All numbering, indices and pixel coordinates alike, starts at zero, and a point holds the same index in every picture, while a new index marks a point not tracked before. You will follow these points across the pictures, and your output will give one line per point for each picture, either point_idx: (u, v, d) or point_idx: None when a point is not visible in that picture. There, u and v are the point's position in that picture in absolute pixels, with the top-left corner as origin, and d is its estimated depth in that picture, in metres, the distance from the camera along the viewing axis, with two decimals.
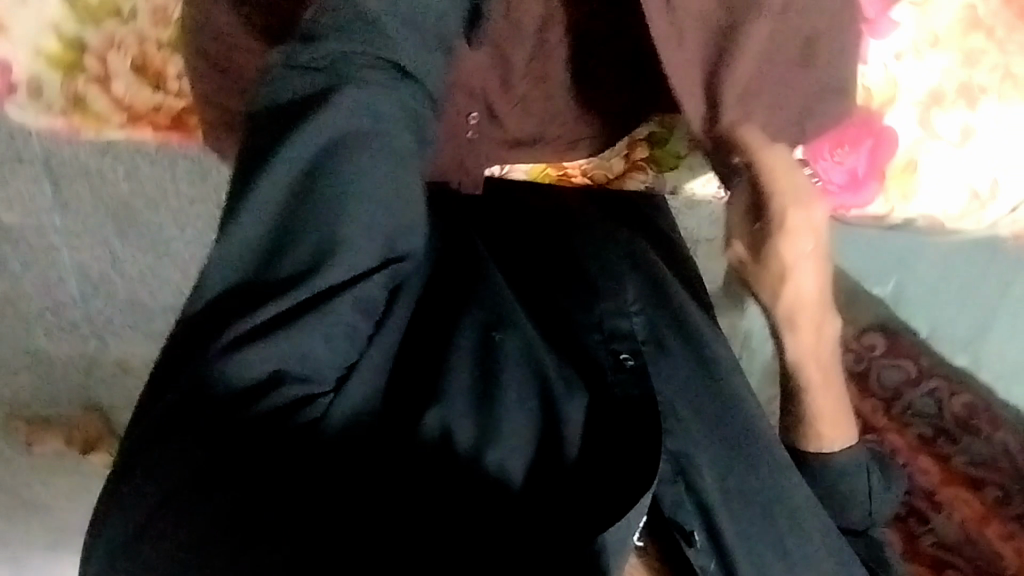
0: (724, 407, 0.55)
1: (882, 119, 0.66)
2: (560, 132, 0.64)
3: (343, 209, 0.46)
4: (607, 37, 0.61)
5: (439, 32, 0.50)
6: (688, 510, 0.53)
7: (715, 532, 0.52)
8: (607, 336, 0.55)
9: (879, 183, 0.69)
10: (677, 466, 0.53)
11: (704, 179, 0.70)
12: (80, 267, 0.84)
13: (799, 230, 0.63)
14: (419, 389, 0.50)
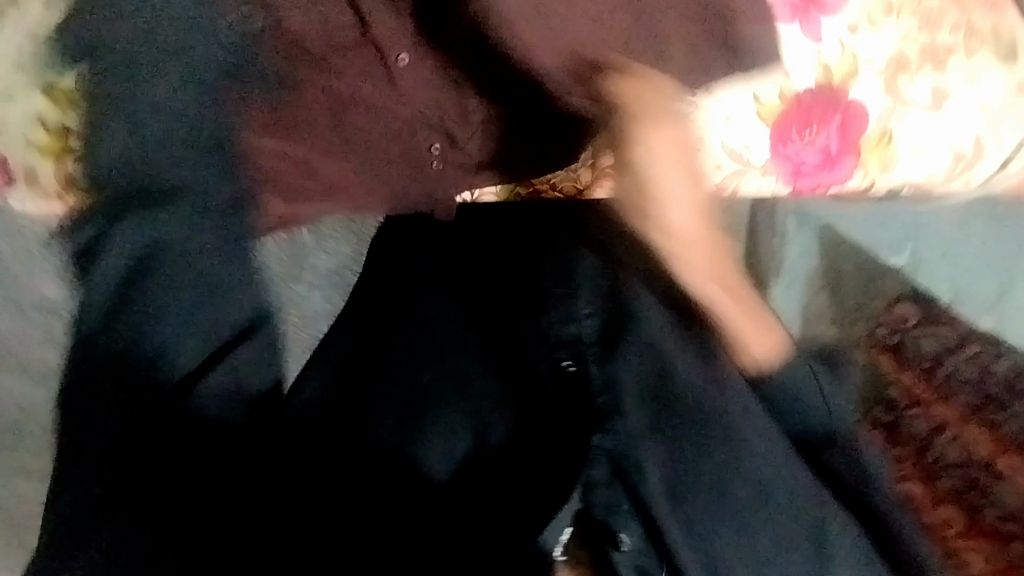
0: (690, 396, 0.51)
1: (847, 94, 0.64)
2: (524, 147, 0.62)
3: (157, 320, 0.53)
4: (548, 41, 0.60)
5: (196, 125, 0.54)
6: (623, 511, 0.51)
7: (656, 534, 0.50)
8: (552, 344, 0.55)
9: (855, 158, 0.67)
10: (614, 464, 0.51)
11: None
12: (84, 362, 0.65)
13: (666, 124, 0.55)
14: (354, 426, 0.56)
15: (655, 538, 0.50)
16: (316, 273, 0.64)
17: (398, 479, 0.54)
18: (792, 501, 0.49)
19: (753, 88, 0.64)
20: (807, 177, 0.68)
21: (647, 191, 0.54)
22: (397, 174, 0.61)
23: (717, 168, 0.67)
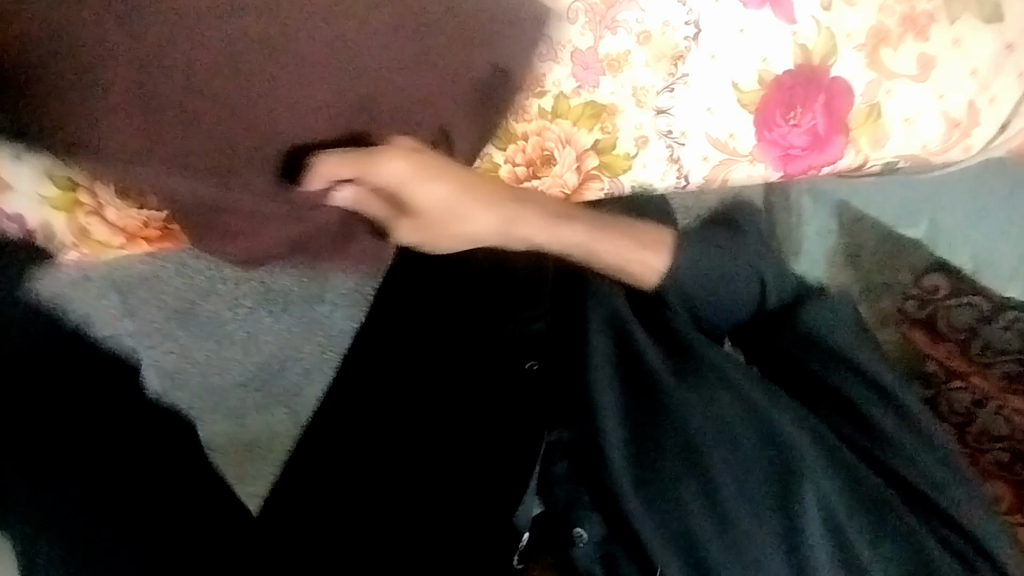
0: (644, 378, 0.60)
1: (829, 73, 0.63)
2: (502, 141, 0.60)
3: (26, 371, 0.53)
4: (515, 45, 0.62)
5: None
6: (584, 504, 0.60)
7: (617, 518, 0.57)
8: (516, 344, 0.61)
9: (845, 136, 0.66)
10: (570, 455, 0.60)
11: (662, 171, 0.68)
12: None
13: (403, 178, 0.54)
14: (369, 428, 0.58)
15: (613, 519, 0.58)
16: (337, 294, 0.61)
17: (415, 474, 0.57)
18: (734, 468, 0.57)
19: (731, 76, 0.64)
20: (795, 161, 0.67)
21: (438, 212, 0.56)
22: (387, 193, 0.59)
23: (703, 159, 0.68)
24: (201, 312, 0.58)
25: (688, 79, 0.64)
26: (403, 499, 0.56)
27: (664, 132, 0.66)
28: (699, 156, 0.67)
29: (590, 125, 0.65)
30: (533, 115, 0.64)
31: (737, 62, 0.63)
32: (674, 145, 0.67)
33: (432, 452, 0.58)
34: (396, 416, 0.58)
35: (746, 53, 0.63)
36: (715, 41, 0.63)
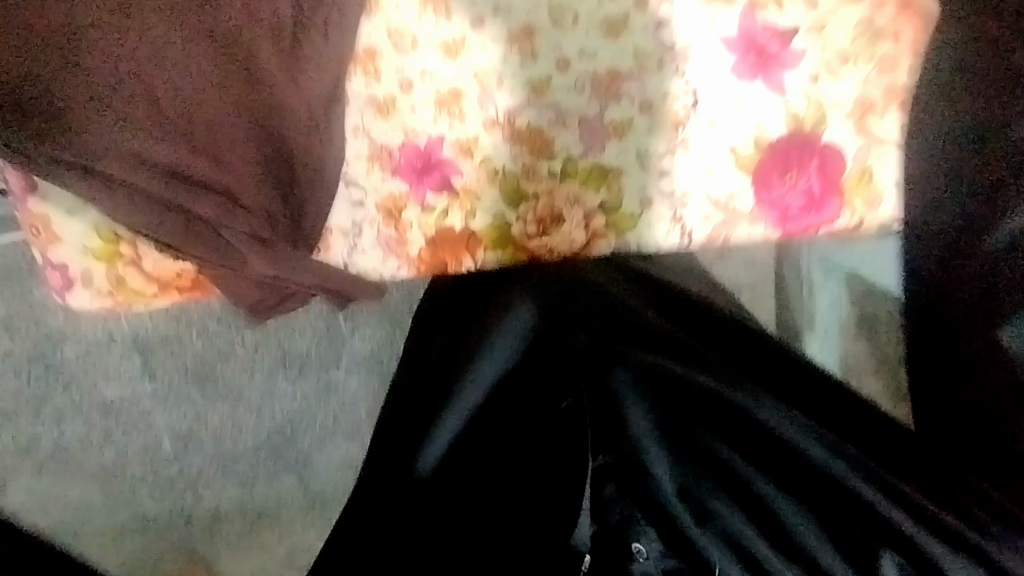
0: (680, 407, 0.69)
1: (821, 138, 0.67)
2: (470, 197, 0.72)
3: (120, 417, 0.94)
4: (520, 116, 0.69)
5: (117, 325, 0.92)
6: (639, 521, 0.71)
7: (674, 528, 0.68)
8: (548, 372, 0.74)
9: (840, 198, 0.69)
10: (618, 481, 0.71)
11: (666, 230, 0.72)
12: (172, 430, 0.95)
13: None
14: (450, 468, 0.73)
15: (667, 537, 0.69)
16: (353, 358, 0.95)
17: (489, 496, 0.72)
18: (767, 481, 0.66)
19: (728, 140, 0.68)
20: (794, 220, 0.70)
21: None
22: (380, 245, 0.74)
23: (704, 218, 0.71)
24: (218, 377, 0.94)
25: (687, 144, 0.69)
26: (490, 514, 0.72)
27: (667, 193, 0.71)
28: (701, 216, 0.71)
29: (597, 186, 0.71)
30: (544, 176, 0.71)
31: (733, 127, 0.68)
32: (676, 206, 0.71)
33: (500, 474, 0.72)
34: (455, 455, 0.73)
35: (743, 120, 0.68)
36: (712, 108, 0.68)
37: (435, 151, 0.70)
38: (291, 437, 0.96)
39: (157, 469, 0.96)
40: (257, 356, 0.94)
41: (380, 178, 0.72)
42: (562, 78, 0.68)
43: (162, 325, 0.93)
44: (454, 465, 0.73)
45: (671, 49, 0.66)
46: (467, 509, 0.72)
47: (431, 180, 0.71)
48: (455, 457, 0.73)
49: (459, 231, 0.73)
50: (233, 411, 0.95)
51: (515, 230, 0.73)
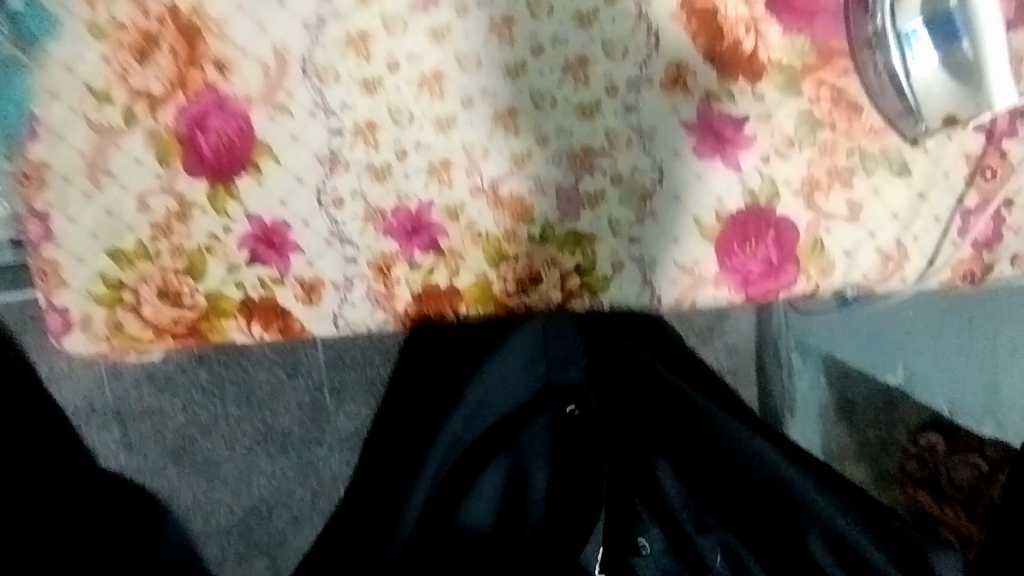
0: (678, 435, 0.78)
1: (775, 212, 0.75)
2: (456, 257, 0.78)
3: None
4: (502, 184, 0.76)
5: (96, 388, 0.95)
6: (645, 521, 0.75)
7: (675, 531, 0.74)
8: (558, 396, 0.81)
9: (796, 264, 0.75)
10: (625, 482, 0.77)
11: (636, 292, 0.77)
12: None
13: None
14: (468, 480, 0.80)
15: (671, 535, 0.75)
16: (334, 430, 1.00)
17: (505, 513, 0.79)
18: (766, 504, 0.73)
19: (691, 212, 0.76)
20: (754, 285, 0.76)
21: None
22: (367, 301, 0.79)
23: (673, 281, 0.77)
24: (197, 447, 0.98)
25: (654, 215, 0.76)
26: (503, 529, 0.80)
27: (637, 258, 0.77)
28: (669, 279, 0.77)
29: (572, 250, 0.77)
30: (524, 240, 0.77)
31: (695, 200, 0.75)
32: (646, 270, 0.77)
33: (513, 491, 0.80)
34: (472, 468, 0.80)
35: (702, 194, 0.75)
36: (676, 183, 0.75)
37: (424, 214, 0.77)
38: (263, 504, 1.00)
39: None
40: (240, 429, 0.99)
41: (373, 237, 0.78)
42: (541, 152, 0.76)
43: (145, 395, 0.96)
44: (472, 480, 0.79)
45: (638, 127, 0.74)
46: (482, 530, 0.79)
47: (420, 238, 0.78)
48: (472, 470, 0.80)
49: (443, 287, 0.79)
50: (210, 485, 0.99)
51: (496, 288, 0.78)
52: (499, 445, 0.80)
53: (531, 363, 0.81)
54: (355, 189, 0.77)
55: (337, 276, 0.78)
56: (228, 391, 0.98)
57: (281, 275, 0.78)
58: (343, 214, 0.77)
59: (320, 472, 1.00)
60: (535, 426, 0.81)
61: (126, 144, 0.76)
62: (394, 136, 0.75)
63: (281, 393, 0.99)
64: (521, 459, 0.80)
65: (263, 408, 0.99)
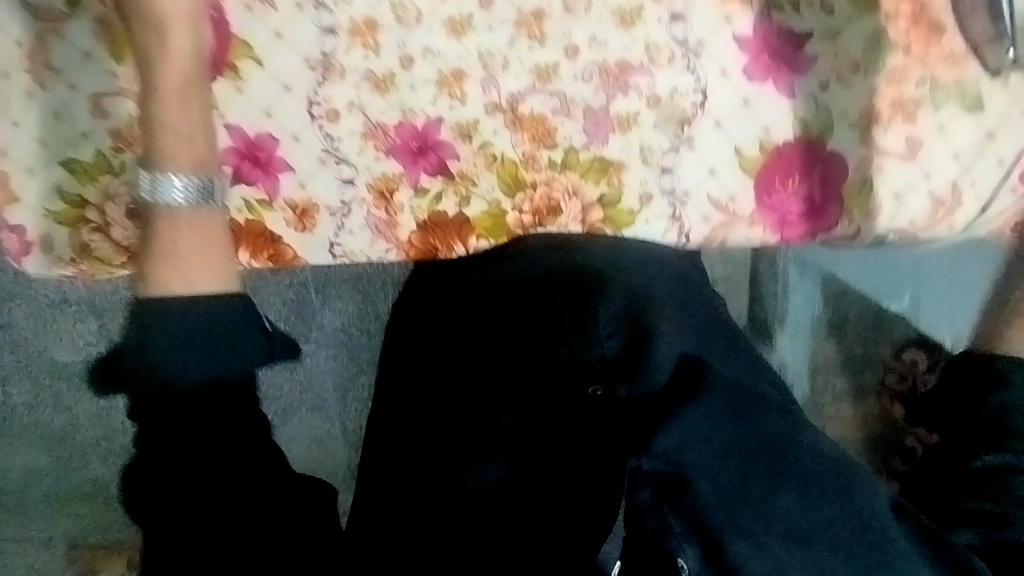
0: (738, 420, 0.49)
1: (825, 146, 0.67)
2: (467, 182, 0.70)
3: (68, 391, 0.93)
4: (523, 101, 0.67)
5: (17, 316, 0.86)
6: (677, 534, 0.46)
7: (718, 551, 0.45)
8: (576, 374, 0.56)
9: (840, 206, 0.69)
10: (660, 485, 0.47)
11: (664, 227, 0.70)
12: None
13: None
14: (435, 465, 0.58)
15: (716, 559, 0.45)
16: None
17: (473, 518, 0.55)
18: (807, 505, 0.46)
19: (734, 142, 0.68)
20: (792, 227, 0.70)
21: None
22: (368, 228, 0.71)
23: (705, 218, 0.70)
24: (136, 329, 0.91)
25: (692, 142, 0.68)
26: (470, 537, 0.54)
27: (668, 190, 0.69)
28: (701, 216, 0.70)
29: (597, 179, 0.69)
30: (543, 165, 0.69)
31: (741, 128, 0.67)
32: (677, 203, 0.70)
33: (494, 483, 0.55)
34: (437, 444, 0.59)
35: (750, 122, 0.67)
36: (720, 108, 0.67)
37: (432, 132, 0.68)
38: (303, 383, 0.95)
39: None
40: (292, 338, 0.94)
41: (373, 156, 0.69)
42: (574, 65, 0.66)
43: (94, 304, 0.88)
44: (443, 465, 0.58)
45: (687, 38, 0.65)
46: (441, 521, 0.56)
47: (427, 161, 0.69)
48: (441, 448, 0.59)
49: (451, 216, 0.71)
50: None
51: (510, 219, 0.71)
52: (478, 424, 0.58)
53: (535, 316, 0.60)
54: (354, 100, 0.67)
55: (332, 198, 0.70)
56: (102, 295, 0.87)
57: (270, 198, 0.70)
58: (339, 129, 0.68)
59: None
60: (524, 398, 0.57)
61: (77, 35, 0.64)
62: (402, 41, 0.65)
63: None
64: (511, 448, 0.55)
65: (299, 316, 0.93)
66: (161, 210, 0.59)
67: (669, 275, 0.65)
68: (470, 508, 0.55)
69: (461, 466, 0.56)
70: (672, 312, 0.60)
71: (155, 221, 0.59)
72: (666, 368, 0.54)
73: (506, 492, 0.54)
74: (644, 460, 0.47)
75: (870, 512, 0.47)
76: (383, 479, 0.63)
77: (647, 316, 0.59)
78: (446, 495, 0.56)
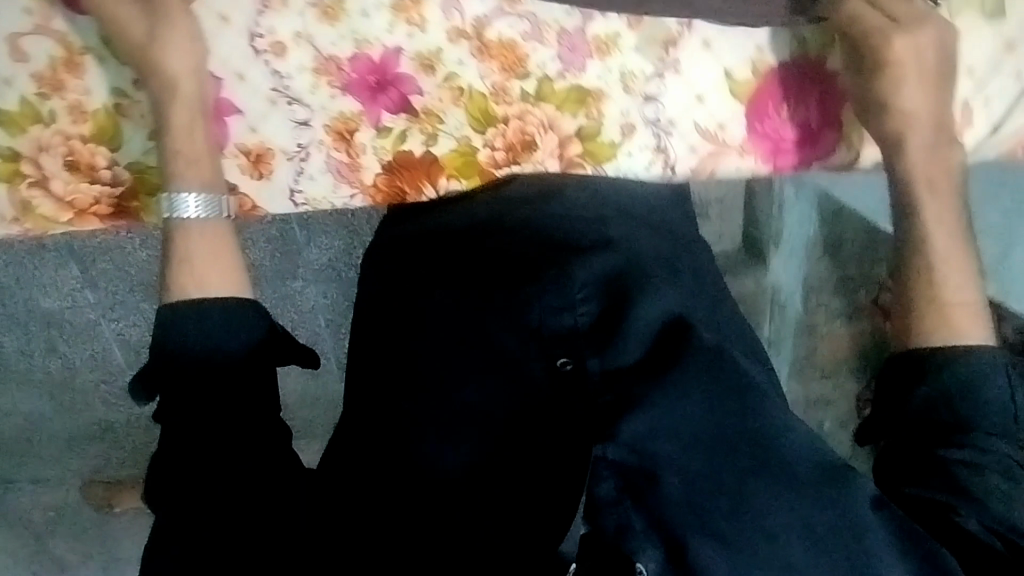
0: (713, 412, 0.47)
1: (823, 65, 0.62)
2: (432, 119, 0.64)
3: (65, 330, 0.95)
4: (490, 26, 0.61)
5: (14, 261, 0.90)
6: (638, 533, 0.45)
7: (681, 553, 0.44)
8: (543, 343, 0.54)
9: (837, 130, 0.64)
10: (624, 477, 0.46)
11: (648, 160, 0.65)
12: (120, 335, 0.95)
13: None
14: (398, 445, 0.56)
15: (677, 561, 0.44)
16: (318, 265, 0.93)
17: (439, 496, 0.54)
18: (781, 499, 0.44)
19: (722, 63, 0.62)
20: (787, 155, 0.65)
21: None
22: (329, 172, 0.66)
23: (692, 150, 0.65)
24: (128, 264, 0.92)
25: (677, 66, 0.62)
26: (436, 517, 0.53)
27: (652, 120, 0.64)
28: (687, 147, 0.65)
29: (575, 110, 0.63)
30: (515, 97, 0.63)
31: (730, 48, 0.62)
32: (661, 134, 0.64)
33: (461, 462, 0.53)
34: (401, 422, 0.56)
35: (739, 40, 0.61)
36: (706, 25, 0.61)
37: (391, 65, 0.62)
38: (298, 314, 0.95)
39: (110, 386, 0.98)
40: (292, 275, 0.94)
41: (328, 94, 0.63)
42: None
43: (90, 241, 0.91)
44: (408, 443, 0.56)
45: None
46: (402, 506, 0.54)
47: (388, 95, 0.63)
48: (402, 423, 0.56)
49: (418, 157, 0.65)
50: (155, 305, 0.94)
51: (482, 156, 0.65)
52: (443, 399, 0.55)
53: (504, 279, 0.57)
54: (301, 31, 0.61)
55: (287, 141, 0.65)
56: (84, 237, 0.89)
57: (220, 145, 0.64)
58: (287, 64, 0.62)
59: (300, 304, 0.95)
60: (493, 368, 0.55)
61: None
62: None
63: (286, 236, 0.91)
64: (477, 424, 0.54)
65: (291, 252, 0.92)
66: (175, 225, 0.60)
67: (649, 232, 0.61)
68: (436, 486, 0.54)
69: (426, 442, 0.55)
70: (652, 267, 0.58)
71: (171, 234, 0.60)
72: (639, 340, 0.52)
73: (474, 471, 0.53)
74: (609, 449, 0.47)
75: (853, 513, 0.45)
76: (345, 453, 0.61)
77: (623, 280, 0.56)
78: (408, 476, 0.55)
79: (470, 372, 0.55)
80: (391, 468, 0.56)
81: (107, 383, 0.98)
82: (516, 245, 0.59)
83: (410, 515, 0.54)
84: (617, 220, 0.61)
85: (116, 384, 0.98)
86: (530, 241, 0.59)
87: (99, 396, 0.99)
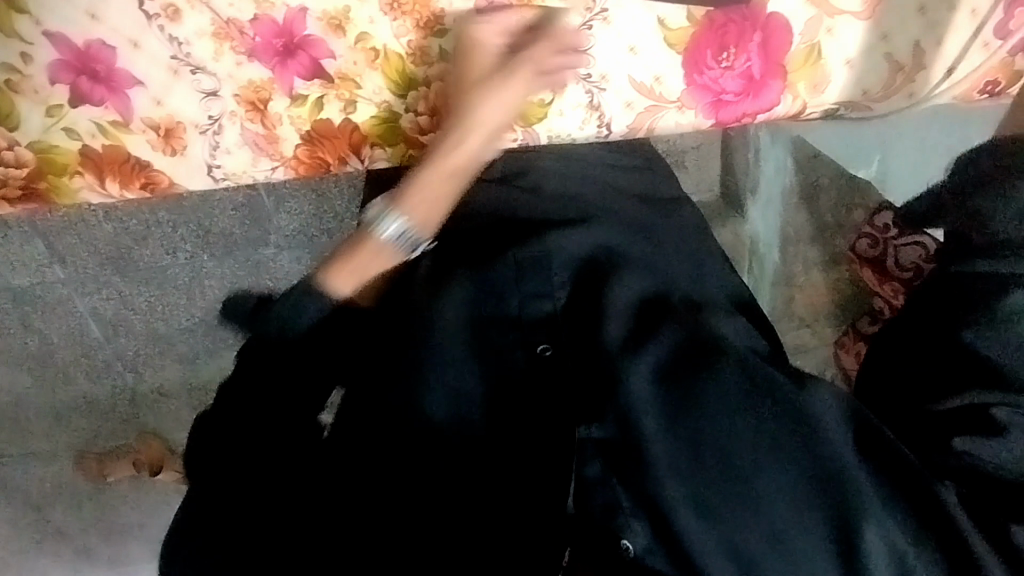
0: (695, 387, 0.48)
1: (766, 7, 0.57)
2: (348, 83, 0.60)
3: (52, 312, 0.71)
4: None
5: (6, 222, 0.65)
6: (624, 510, 0.49)
7: (664, 523, 0.48)
8: (527, 330, 0.54)
9: (781, 80, 0.61)
10: (607, 456, 0.50)
11: (580, 120, 0.63)
12: (93, 310, 0.71)
13: None
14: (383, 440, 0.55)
15: (663, 532, 0.48)
16: None
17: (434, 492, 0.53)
18: (764, 457, 0.45)
19: (655, 9, 0.57)
20: (727, 107, 0.62)
21: None
22: (245, 144, 0.62)
23: (628, 106, 0.62)
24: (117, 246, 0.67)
25: (609, 15, 0.58)
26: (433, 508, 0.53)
27: (583, 76, 0.60)
28: (622, 103, 0.61)
29: None
30: (434, 57, 0.59)
31: None
32: (595, 90, 0.61)
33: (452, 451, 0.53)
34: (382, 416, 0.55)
35: None
36: None
37: (297, 25, 0.57)
38: None
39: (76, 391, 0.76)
40: None
41: (233, 59, 0.58)
42: None
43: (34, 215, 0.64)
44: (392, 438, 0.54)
45: None
46: (398, 502, 0.53)
47: (299, 60, 0.59)
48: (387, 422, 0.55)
49: (338, 125, 0.62)
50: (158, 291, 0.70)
51: (405, 123, 0.62)
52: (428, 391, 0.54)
53: (484, 259, 0.56)
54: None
55: (195, 113, 0.61)
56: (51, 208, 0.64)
57: (124, 118, 0.60)
58: (183, 29, 0.57)
59: None
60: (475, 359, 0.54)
61: None
62: None
63: None
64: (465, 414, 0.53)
65: None
66: (428, 222, 0.56)
67: (604, 191, 0.61)
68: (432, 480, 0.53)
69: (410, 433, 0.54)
70: (632, 236, 0.59)
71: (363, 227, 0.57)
72: (619, 318, 0.53)
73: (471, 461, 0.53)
74: (594, 430, 0.50)
75: (824, 458, 0.45)
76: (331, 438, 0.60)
77: (603, 261, 0.56)
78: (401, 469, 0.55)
79: (437, 374, 0.54)
80: (377, 467, 0.54)
81: (89, 359, 0.75)
82: (496, 231, 0.59)
83: (408, 513, 0.53)
84: (590, 192, 0.61)
85: (70, 385, 0.76)
86: (509, 225, 0.59)
87: (82, 371, 0.75)
